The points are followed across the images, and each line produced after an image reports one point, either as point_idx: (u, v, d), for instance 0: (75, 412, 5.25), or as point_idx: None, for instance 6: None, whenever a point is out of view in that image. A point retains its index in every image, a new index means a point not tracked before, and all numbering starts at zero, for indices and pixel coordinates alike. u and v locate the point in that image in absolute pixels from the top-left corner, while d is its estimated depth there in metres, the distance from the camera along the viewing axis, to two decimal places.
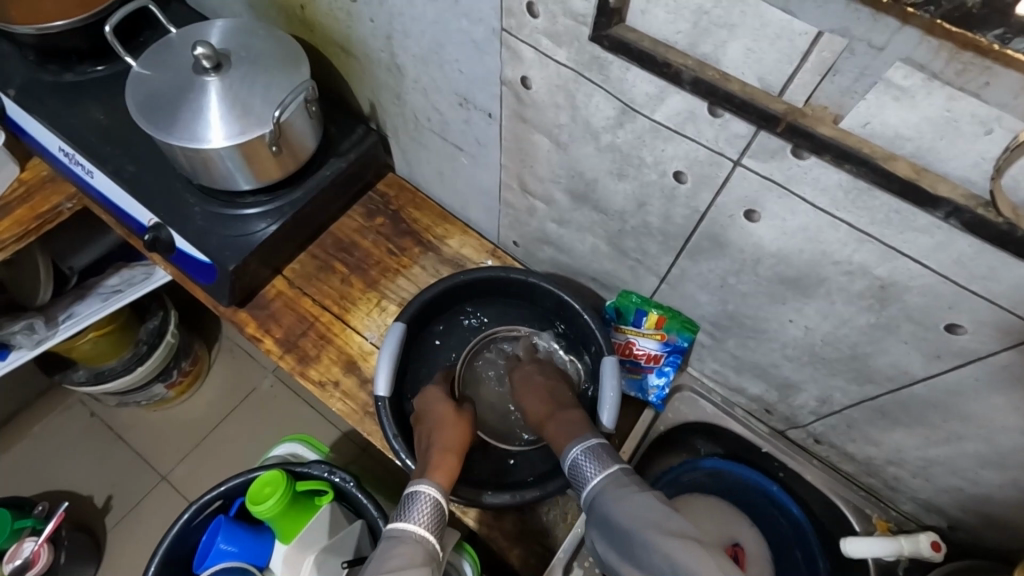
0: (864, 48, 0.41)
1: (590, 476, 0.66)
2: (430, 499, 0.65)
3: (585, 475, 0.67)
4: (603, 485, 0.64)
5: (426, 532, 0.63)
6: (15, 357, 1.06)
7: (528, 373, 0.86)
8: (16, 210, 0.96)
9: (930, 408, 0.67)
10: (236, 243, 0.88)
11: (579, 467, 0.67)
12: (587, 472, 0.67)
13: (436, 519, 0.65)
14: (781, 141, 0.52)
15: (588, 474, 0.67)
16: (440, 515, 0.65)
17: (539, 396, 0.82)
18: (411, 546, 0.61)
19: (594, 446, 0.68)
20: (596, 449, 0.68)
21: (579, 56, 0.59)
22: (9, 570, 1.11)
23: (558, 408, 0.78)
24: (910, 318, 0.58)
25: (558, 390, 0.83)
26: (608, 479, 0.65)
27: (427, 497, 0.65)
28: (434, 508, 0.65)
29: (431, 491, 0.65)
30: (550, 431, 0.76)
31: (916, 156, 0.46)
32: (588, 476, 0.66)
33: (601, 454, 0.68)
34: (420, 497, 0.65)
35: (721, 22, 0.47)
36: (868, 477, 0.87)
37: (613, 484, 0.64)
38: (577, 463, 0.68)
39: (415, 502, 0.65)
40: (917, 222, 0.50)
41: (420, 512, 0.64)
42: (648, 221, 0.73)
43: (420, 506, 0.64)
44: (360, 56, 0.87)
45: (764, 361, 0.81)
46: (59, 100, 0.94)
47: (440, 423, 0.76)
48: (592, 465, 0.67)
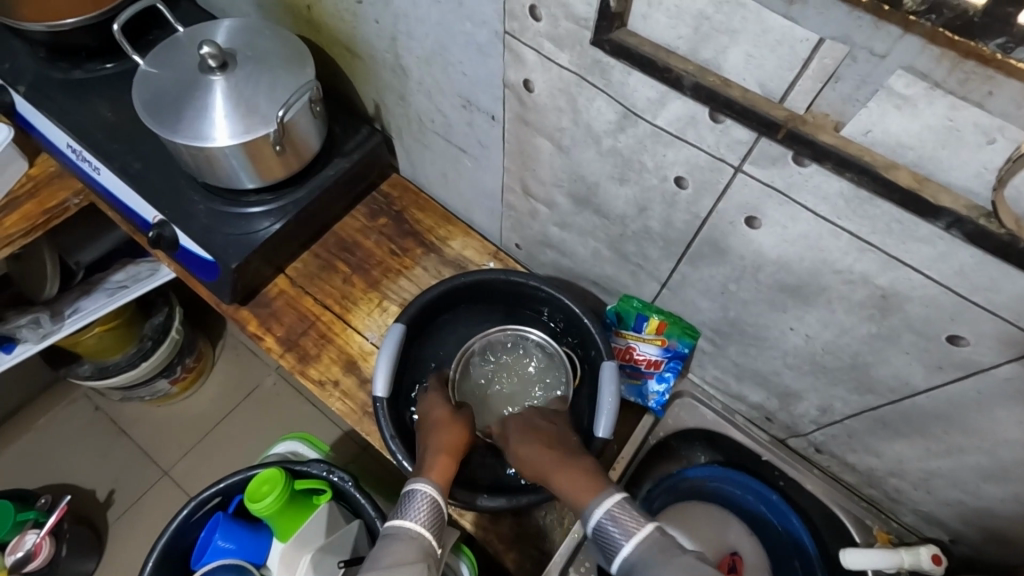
0: (866, 55, 0.41)
1: (622, 541, 0.56)
2: (427, 496, 0.65)
3: (615, 541, 0.57)
4: (639, 553, 0.55)
5: (423, 529, 0.62)
6: (21, 350, 1.08)
7: (523, 424, 0.76)
8: (23, 205, 0.97)
9: (932, 420, 0.66)
10: (238, 241, 0.88)
11: (608, 534, 0.57)
12: (616, 539, 0.57)
13: (433, 518, 0.64)
14: (782, 148, 0.51)
15: (618, 542, 0.56)
16: (437, 514, 0.65)
17: (537, 443, 0.72)
18: (407, 541, 0.60)
19: (614, 502, 0.59)
20: (622, 508, 0.58)
21: (581, 60, 0.59)
22: (11, 562, 1.11)
23: (558, 457, 0.68)
24: (911, 328, 0.58)
25: (557, 438, 0.73)
26: (642, 543, 0.55)
27: (424, 495, 0.65)
28: (431, 505, 0.65)
29: (428, 489, 0.66)
30: (558, 484, 0.65)
31: (917, 165, 0.45)
32: (619, 543, 0.56)
33: (628, 512, 0.58)
34: (417, 495, 0.65)
35: (722, 28, 0.47)
36: (869, 488, 0.86)
37: (650, 548, 0.54)
38: (604, 529, 0.58)
39: (412, 500, 0.65)
40: (919, 231, 0.49)
41: (417, 510, 0.64)
42: (649, 226, 0.72)
43: (417, 504, 0.64)
44: (365, 57, 0.87)
45: (765, 369, 0.80)
46: (68, 96, 0.95)
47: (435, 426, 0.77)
48: (621, 529, 0.57)
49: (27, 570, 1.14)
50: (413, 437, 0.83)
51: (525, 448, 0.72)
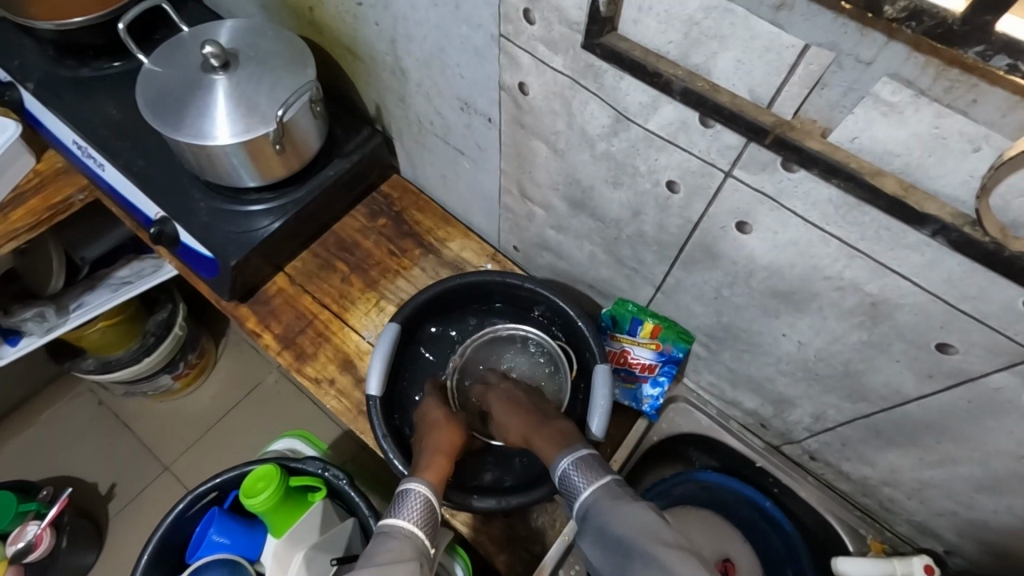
0: (852, 62, 0.41)
1: (581, 487, 0.64)
2: (421, 496, 0.65)
3: (576, 487, 0.64)
4: (594, 497, 0.62)
5: (416, 527, 0.63)
6: (26, 343, 1.09)
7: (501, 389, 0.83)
8: (29, 200, 0.98)
9: (924, 429, 0.65)
10: (238, 239, 0.89)
11: (570, 480, 0.65)
12: (577, 485, 0.64)
13: (426, 517, 0.64)
14: (771, 154, 0.51)
15: (578, 488, 0.64)
16: (430, 514, 0.65)
17: (516, 412, 0.78)
18: (401, 540, 0.61)
19: (580, 457, 0.66)
20: (585, 461, 0.66)
21: (574, 63, 0.59)
22: (11, 553, 1.12)
23: (536, 424, 0.75)
24: (901, 336, 0.58)
25: (535, 405, 0.79)
26: (599, 490, 0.62)
27: (418, 494, 0.65)
28: (425, 505, 0.65)
29: (422, 489, 0.66)
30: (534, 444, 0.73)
31: (904, 172, 0.45)
32: (579, 489, 0.64)
33: (590, 465, 0.66)
34: (411, 494, 0.65)
35: (710, 33, 0.47)
36: (863, 497, 0.85)
37: (604, 494, 0.62)
38: (566, 476, 0.65)
39: (406, 500, 0.65)
40: (908, 238, 0.49)
41: (410, 509, 0.64)
42: (643, 230, 0.73)
43: (411, 503, 0.64)
44: (366, 58, 0.88)
45: (759, 375, 0.80)
46: (74, 94, 0.97)
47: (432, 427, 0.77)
48: (582, 477, 0.64)
49: (27, 560, 1.15)
50: (405, 436, 0.84)
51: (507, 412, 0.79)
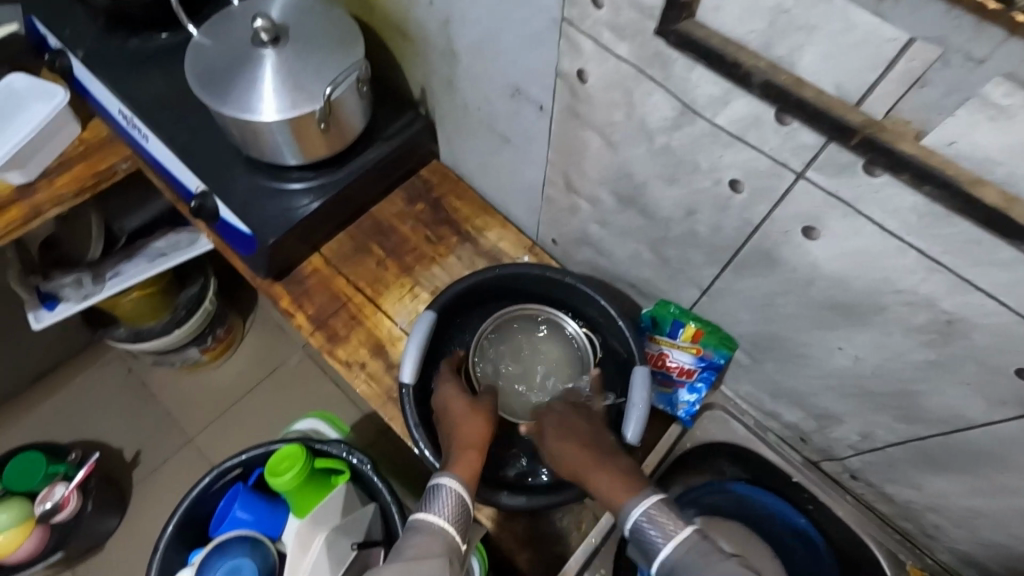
0: (961, 59, 0.38)
1: (660, 544, 0.54)
2: (452, 491, 0.62)
3: (653, 541, 0.55)
4: (676, 558, 0.53)
5: (448, 524, 0.59)
6: (63, 308, 1.12)
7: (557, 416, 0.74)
8: (74, 167, 0.99)
9: (986, 457, 0.62)
10: (279, 217, 0.89)
11: (645, 534, 0.56)
12: (654, 540, 0.55)
13: (459, 513, 0.61)
14: (852, 156, 0.48)
15: (657, 545, 0.55)
16: (463, 510, 0.62)
17: (574, 439, 0.69)
18: (428, 534, 0.58)
19: (652, 502, 0.57)
20: (660, 510, 0.57)
21: (641, 51, 0.57)
22: (40, 512, 1.15)
23: (595, 458, 0.66)
24: (974, 358, 0.54)
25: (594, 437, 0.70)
26: (682, 548, 0.53)
27: (451, 489, 0.62)
28: (457, 500, 0.62)
29: (454, 484, 0.63)
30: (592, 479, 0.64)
31: (1006, 183, 0.42)
32: (657, 545, 0.55)
33: (665, 511, 0.57)
34: (443, 489, 0.62)
35: (800, 24, 0.44)
36: (905, 521, 0.82)
37: (690, 552, 0.53)
38: (641, 529, 0.56)
39: (438, 494, 0.62)
40: (998, 254, 0.46)
41: (443, 504, 0.61)
42: (695, 230, 0.70)
43: (443, 498, 0.61)
44: (415, 39, 0.86)
45: (805, 389, 0.77)
46: (123, 63, 0.97)
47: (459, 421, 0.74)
48: (658, 528, 0.55)
49: (54, 520, 1.18)
50: (435, 427, 0.82)
51: (560, 437, 0.70)
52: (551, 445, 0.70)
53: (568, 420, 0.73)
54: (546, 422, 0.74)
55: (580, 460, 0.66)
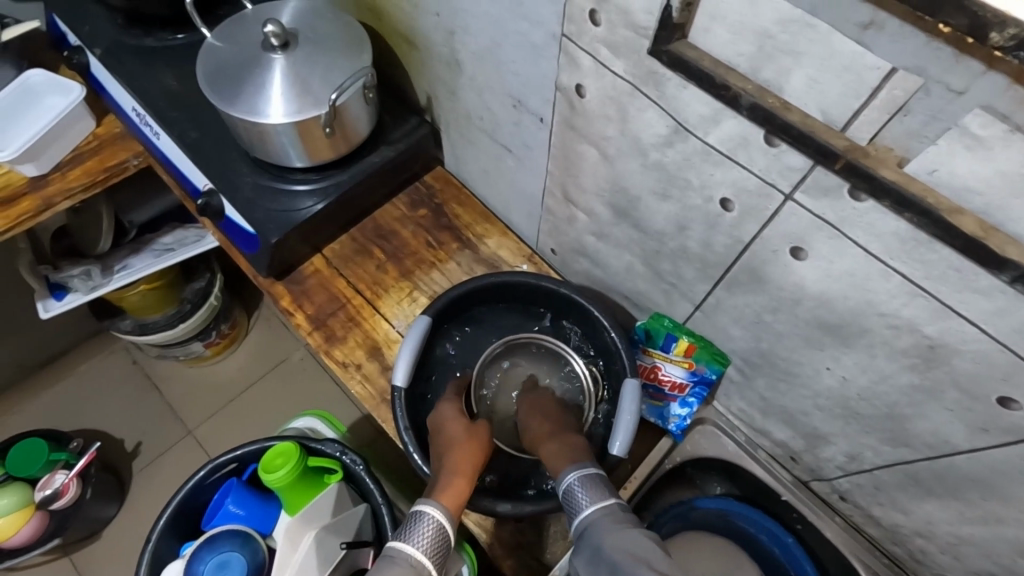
0: (941, 90, 0.39)
1: (582, 504, 0.61)
2: (434, 522, 0.61)
3: (577, 504, 0.61)
4: (592, 518, 0.59)
5: (424, 556, 0.59)
6: (71, 299, 1.15)
7: (535, 402, 0.83)
8: (86, 161, 1.02)
9: (971, 484, 0.62)
10: (281, 217, 0.90)
11: (573, 495, 0.62)
12: (579, 501, 0.61)
13: (438, 547, 0.61)
14: (838, 180, 0.49)
15: (580, 505, 0.61)
16: (442, 542, 0.61)
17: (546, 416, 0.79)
18: (405, 569, 0.57)
19: (586, 473, 0.64)
20: (592, 478, 0.63)
21: (635, 69, 0.58)
22: (39, 498, 1.17)
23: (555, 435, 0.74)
24: (957, 384, 0.54)
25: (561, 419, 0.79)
26: (598, 510, 0.59)
27: (431, 518, 0.62)
28: (437, 532, 0.61)
29: (435, 514, 0.62)
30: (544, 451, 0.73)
31: (984, 213, 0.42)
32: (581, 505, 0.61)
33: (597, 483, 0.62)
34: (423, 520, 0.61)
35: (787, 48, 0.45)
36: (893, 545, 0.82)
37: (605, 516, 0.58)
38: (571, 491, 0.62)
39: (418, 523, 0.61)
40: (979, 283, 0.46)
41: (421, 535, 0.60)
42: (687, 246, 0.70)
43: (421, 528, 0.61)
44: (421, 49, 0.88)
45: (794, 408, 0.77)
46: (137, 61, 0.99)
47: (450, 443, 0.74)
48: (586, 493, 0.61)
49: (53, 507, 1.20)
50: (426, 432, 0.83)
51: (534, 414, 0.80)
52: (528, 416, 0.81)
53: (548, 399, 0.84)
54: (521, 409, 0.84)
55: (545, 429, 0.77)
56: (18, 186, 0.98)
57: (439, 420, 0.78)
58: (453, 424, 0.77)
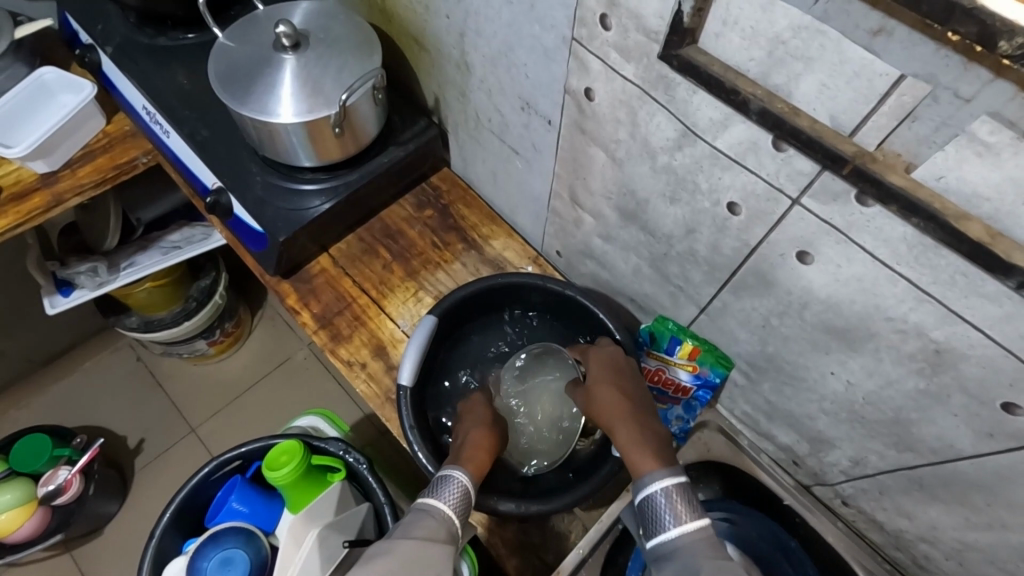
0: (949, 96, 0.39)
1: (669, 522, 0.56)
2: (460, 485, 0.64)
3: (662, 519, 0.56)
4: (679, 541, 0.54)
5: (452, 512, 0.62)
6: (77, 295, 1.15)
7: (609, 368, 0.76)
8: (97, 158, 1.03)
9: (975, 489, 0.62)
10: (290, 216, 0.91)
11: (656, 509, 0.57)
12: (664, 518, 0.56)
13: (463, 506, 0.64)
14: (845, 185, 0.49)
15: (665, 523, 0.56)
16: (467, 504, 0.64)
17: (613, 394, 0.72)
18: (437, 521, 0.60)
19: (673, 481, 0.58)
20: (680, 492, 0.58)
21: (646, 73, 0.59)
22: (42, 493, 1.18)
23: (628, 420, 0.68)
24: (963, 389, 0.55)
25: (632, 395, 0.72)
26: (688, 535, 0.54)
27: (458, 481, 0.65)
28: (462, 494, 0.64)
29: (462, 477, 0.65)
30: (621, 440, 0.66)
31: (992, 218, 0.43)
32: (666, 523, 0.56)
33: (684, 496, 0.57)
34: (451, 480, 0.65)
35: (798, 54, 0.45)
36: (896, 550, 0.82)
37: (696, 541, 0.54)
38: (655, 504, 0.57)
39: (446, 484, 0.64)
40: (986, 288, 0.46)
41: (450, 493, 0.63)
42: (694, 249, 0.71)
43: (450, 488, 0.64)
44: (431, 50, 0.89)
45: (799, 412, 0.78)
46: (149, 60, 1.00)
47: (478, 424, 0.77)
48: (673, 510, 0.56)
49: (56, 502, 1.21)
50: (430, 431, 0.84)
51: (600, 392, 0.73)
52: (591, 390, 0.74)
53: (612, 364, 0.77)
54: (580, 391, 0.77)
55: (618, 412, 0.69)
56: (28, 183, 0.99)
57: (469, 409, 0.82)
58: (474, 404, 0.82)
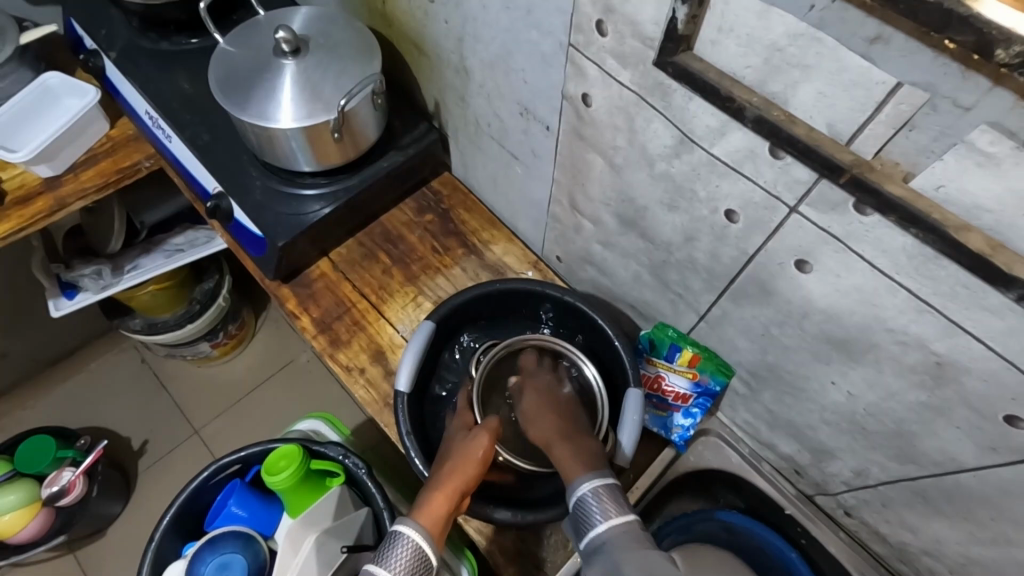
0: (948, 105, 0.39)
1: (597, 520, 0.61)
2: (409, 545, 0.62)
3: (592, 517, 0.62)
4: (606, 535, 0.59)
5: None
6: (82, 297, 1.16)
7: (542, 390, 0.80)
8: (100, 163, 1.03)
9: (978, 504, 0.61)
10: (289, 221, 0.91)
11: (587, 510, 0.62)
12: (594, 516, 0.61)
13: (414, 565, 0.62)
14: (844, 194, 0.49)
15: (595, 521, 0.61)
16: (418, 562, 0.62)
17: (548, 412, 0.76)
18: None
19: (602, 484, 0.63)
20: (607, 491, 0.63)
21: (643, 80, 0.58)
22: (46, 495, 1.19)
23: (563, 436, 0.72)
24: (966, 403, 0.54)
25: (568, 414, 0.77)
26: (613, 527, 0.60)
27: (407, 541, 0.62)
28: (412, 554, 0.62)
29: (411, 536, 0.62)
30: (557, 454, 0.70)
31: (993, 230, 0.42)
32: (595, 520, 0.61)
33: (612, 497, 0.62)
34: (399, 539, 0.62)
35: (794, 62, 0.44)
36: (899, 562, 0.81)
37: (618, 534, 0.59)
38: (585, 503, 0.62)
39: (396, 544, 0.62)
40: (988, 300, 0.45)
41: (398, 556, 0.61)
42: (693, 257, 0.70)
43: (397, 550, 0.62)
44: (431, 55, 0.89)
45: (800, 422, 0.76)
46: (153, 65, 1.00)
47: (454, 457, 0.69)
48: (601, 508, 0.61)
49: (59, 504, 1.21)
50: (428, 437, 0.83)
51: (534, 412, 0.77)
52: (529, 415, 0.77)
53: (546, 389, 0.80)
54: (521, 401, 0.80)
55: (550, 431, 0.74)
56: (32, 187, 0.99)
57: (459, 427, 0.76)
58: (475, 440, 0.71)
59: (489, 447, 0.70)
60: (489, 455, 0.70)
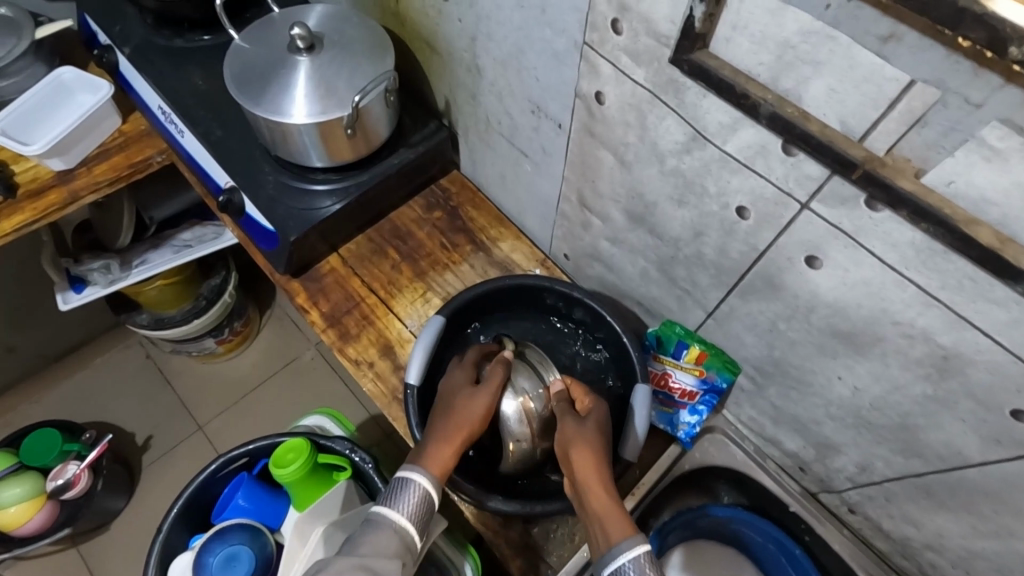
0: (960, 102, 0.40)
1: None
2: (420, 489, 0.65)
3: None
4: None
5: (405, 522, 0.63)
6: (90, 291, 1.17)
7: (592, 416, 0.73)
8: (113, 157, 1.04)
9: (982, 497, 0.62)
10: (301, 215, 0.92)
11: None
12: None
13: (419, 509, 0.65)
14: (855, 190, 0.50)
15: None
16: (425, 506, 0.65)
17: (596, 445, 0.69)
18: (387, 534, 0.61)
19: (645, 552, 0.59)
20: (649, 561, 0.59)
21: (656, 77, 0.59)
22: (51, 488, 1.19)
23: (603, 476, 0.67)
24: (971, 395, 0.55)
25: (608, 449, 0.71)
26: None
27: (417, 485, 0.65)
28: (421, 497, 0.65)
29: (423, 480, 0.65)
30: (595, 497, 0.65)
31: (1002, 224, 0.43)
32: None
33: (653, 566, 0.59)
34: (410, 484, 0.65)
35: (807, 59, 0.46)
36: (902, 558, 0.82)
37: None
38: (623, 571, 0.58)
39: (405, 489, 0.65)
40: (995, 293, 0.47)
41: (407, 501, 0.64)
42: (702, 253, 0.71)
43: (408, 493, 0.64)
44: (443, 54, 0.90)
45: (805, 417, 0.77)
46: (166, 62, 1.02)
47: (458, 408, 0.74)
48: None
49: (64, 497, 1.22)
50: None
51: (579, 439, 0.69)
52: (569, 440, 0.70)
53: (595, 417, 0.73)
54: (564, 416, 0.73)
55: (592, 470, 0.67)
56: (45, 180, 1.00)
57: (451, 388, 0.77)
58: (471, 394, 0.75)
59: (490, 407, 0.75)
60: (489, 408, 0.75)
